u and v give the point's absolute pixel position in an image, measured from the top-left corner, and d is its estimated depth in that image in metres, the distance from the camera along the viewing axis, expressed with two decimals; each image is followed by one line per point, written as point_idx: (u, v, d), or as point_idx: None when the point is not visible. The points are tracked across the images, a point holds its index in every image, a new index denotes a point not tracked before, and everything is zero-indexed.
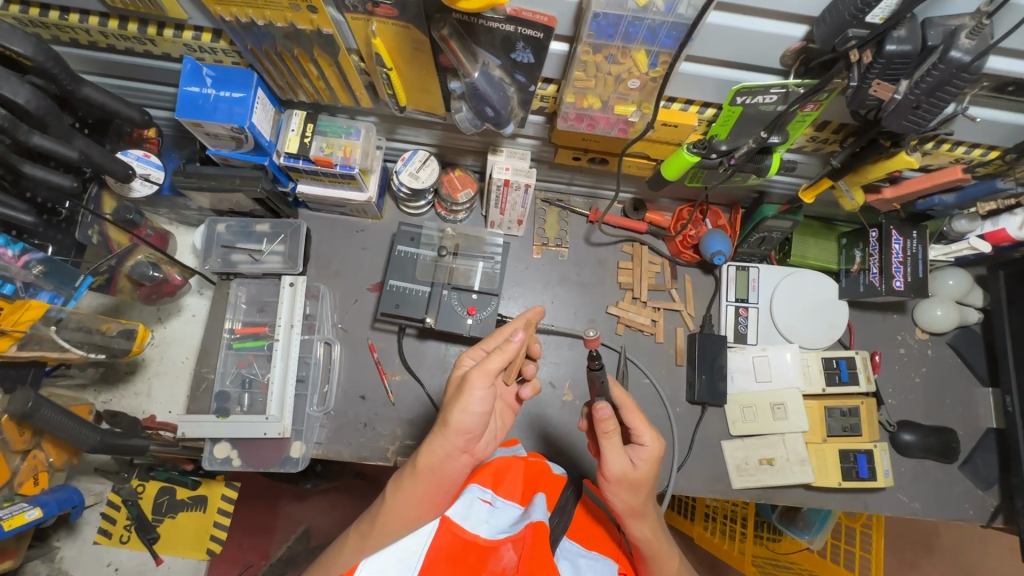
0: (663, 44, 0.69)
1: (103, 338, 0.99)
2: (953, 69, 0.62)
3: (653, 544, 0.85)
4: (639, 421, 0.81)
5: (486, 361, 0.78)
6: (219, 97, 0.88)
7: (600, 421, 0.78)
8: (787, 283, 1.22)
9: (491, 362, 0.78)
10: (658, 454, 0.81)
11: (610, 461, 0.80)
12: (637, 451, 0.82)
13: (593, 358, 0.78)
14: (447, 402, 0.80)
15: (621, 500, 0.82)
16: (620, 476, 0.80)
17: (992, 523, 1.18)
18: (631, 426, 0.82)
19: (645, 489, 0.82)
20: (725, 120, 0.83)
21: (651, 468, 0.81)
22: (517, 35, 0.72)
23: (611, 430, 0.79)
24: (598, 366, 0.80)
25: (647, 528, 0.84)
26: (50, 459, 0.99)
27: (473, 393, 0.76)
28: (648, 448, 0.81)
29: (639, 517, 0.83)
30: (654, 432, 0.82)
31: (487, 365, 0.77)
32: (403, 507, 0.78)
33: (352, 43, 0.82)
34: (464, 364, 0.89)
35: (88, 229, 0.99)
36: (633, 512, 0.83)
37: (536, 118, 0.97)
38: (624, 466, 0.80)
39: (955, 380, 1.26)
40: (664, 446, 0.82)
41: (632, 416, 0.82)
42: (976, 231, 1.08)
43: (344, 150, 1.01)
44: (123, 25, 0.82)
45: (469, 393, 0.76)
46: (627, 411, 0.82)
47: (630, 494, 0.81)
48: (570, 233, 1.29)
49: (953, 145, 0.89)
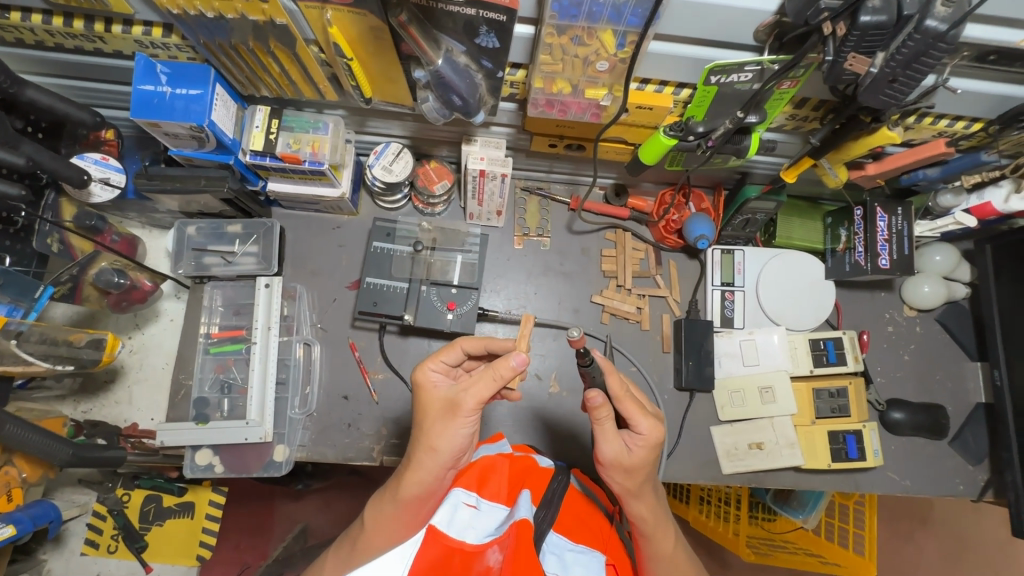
0: (630, 23, 0.66)
1: (71, 349, 0.96)
2: (929, 39, 0.60)
3: (649, 524, 0.86)
4: (635, 410, 0.79)
5: (477, 389, 0.77)
6: (175, 95, 0.84)
7: (594, 409, 0.77)
8: (772, 265, 1.21)
9: (480, 392, 0.77)
10: (655, 441, 0.80)
11: (605, 447, 0.79)
12: (633, 437, 0.80)
13: (581, 356, 0.72)
14: (432, 427, 0.79)
15: (617, 481, 0.82)
16: (614, 461, 0.80)
17: (982, 497, 1.18)
18: (627, 414, 0.80)
19: (642, 473, 0.81)
20: (701, 100, 0.80)
21: (648, 454, 0.80)
22: (479, 19, 0.69)
23: (605, 417, 0.78)
24: (587, 362, 0.75)
25: (644, 507, 0.84)
26: (24, 475, 0.98)
27: (464, 421, 0.78)
28: (644, 435, 0.80)
29: (637, 496, 0.84)
30: (651, 420, 0.80)
31: (474, 395, 0.77)
32: (391, 522, 0.83)
33: (309, 33, 0.78)
34: (432, 376, 0.82)
35: (47, 238, 0.97)
36: (630, 493, 0.83)
37: (507, 105, 0.94)
38: (619, 452, 0.79)
39: (943, 356, 1.25)
40: (661, 433, 0.81)
41: (628, 405, 0.79)
42: (960, 205, 1.07)
43: (312, 146, 0.98)
44: (68, 22, 0.78)
45: (457, 422, 0.78)
46: (623, 400, 0.79)
47: (627, 478, 0.81)
48: (551, 222, 1.26)
49: (936, 118, 0.86)
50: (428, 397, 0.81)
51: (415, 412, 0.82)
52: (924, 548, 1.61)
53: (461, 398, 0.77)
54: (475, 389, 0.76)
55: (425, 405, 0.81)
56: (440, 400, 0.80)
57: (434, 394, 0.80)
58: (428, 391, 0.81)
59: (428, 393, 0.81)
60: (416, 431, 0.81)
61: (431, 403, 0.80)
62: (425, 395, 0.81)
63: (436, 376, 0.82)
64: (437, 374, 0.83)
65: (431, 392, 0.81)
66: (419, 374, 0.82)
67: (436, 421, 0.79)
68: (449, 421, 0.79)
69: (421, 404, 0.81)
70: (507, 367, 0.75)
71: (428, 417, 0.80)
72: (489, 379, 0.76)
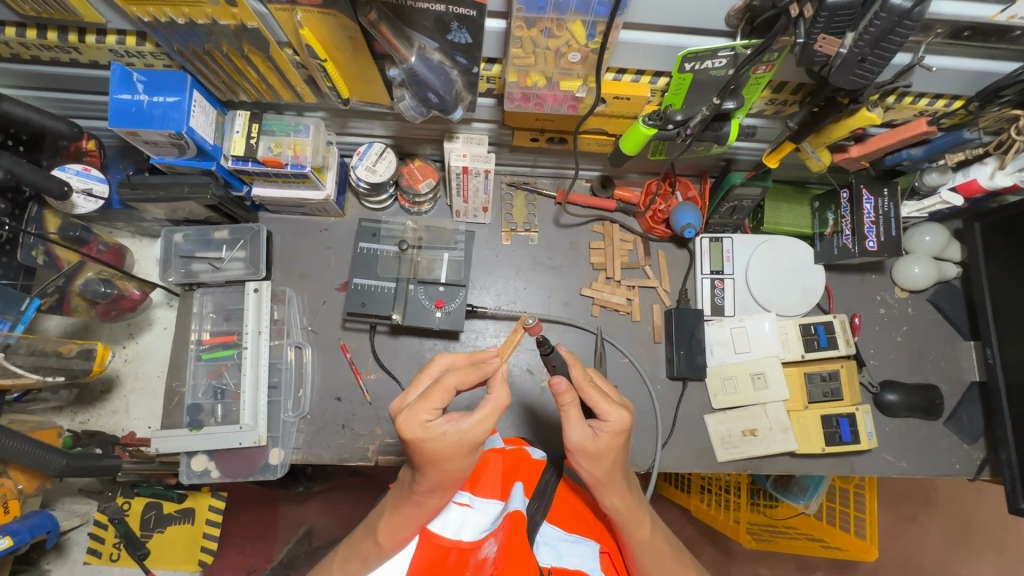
0: (598, 13, 0.66)
1: (61, 360, 0.97)
2: (895, 17, 0.60)
3: (624, 515, 0.83)
4: (599, 398, 0.78)
5: (487, 420, 0.73)
6: (152, 103, 0.84)
7: (558, 395, 0.77)
8: (761, 251, 1.20)
9: (493, 422, 0.74)
10: (622, 428, 0.78)
11: (571, 431, 0.78)
12: (600, 423, 0.79)
13: (540, 343, 0.80)
14: (452, 467, 0.74)
15: (586, 469, 0.81)
16: (580, 448, 0.79)
17: (979, 476, 1.18)
18: (592, 404, 0.79)
19: (609, 460, 0.79)
20: (677, 89, 0.80)
21: (614, 440, 0.79)
22: (450, 15, 0.69)
23: (569, 403, 0.77)
24: (548, 351, 0.81)
25: (617, 498, 0.83)
26: (20, 486, 1.00)
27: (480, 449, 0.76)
28: (611, 422, 0.78)
29: (607, 486, 0.82)
30: (618, 407, 0.79)
31: (486, 427, 0.73)
32: (398, 536, 0.81)
33: (281, 36, 0.78)
34: (430, 424, 0.72)
35: (31, 250, 0.97)
36: (600, 482, 0.81)
37: (486, 101, 0.94)
38: (584, 437, 0.78)
39: (936, 336, 1.25)
40: (627, 419, 0.79)
41: (593, 394, 0.79)
42: (947, 183, 1.07)
43: (293, 149, 0.98)
44: (42, 34, 0.78)
45: (475, 454, 0.75)
46: (587, 389, 0.79)
47: (594, 465, 0.80)
48: (538, 216, 1.26)
49: (915, 97, 0.86)
50: (439, 446, 0.72)
51: (424, 464, 0.74)
52: (928, 529, 1.59)
53: (474, 437, 0.73)
54: (486, 420, 0.73)
55: (439, 454, 0.72)
56: (455, 445, 0.72)
57: (447, 442, 0.72)
58: (437, 442, 0.72)
59: (437, 443, 0.72)
60: (426, 475, 0.75)
61: (444, 452, 0.72)
62: (434, 447, 0.72)
63: (437, 424, 0.72)
64: (435, 420, 0.73)
65: (442, 441, 0.72)
66: (419, 430, 0.71)
67: (454, 462, 0.74)
68: (468, 457, 0.74)
69: (431, 456, 0.72)
70: (505, 391, 0.75)
71: (444, 462, 0.73)
72: (495, 409, 0.74)
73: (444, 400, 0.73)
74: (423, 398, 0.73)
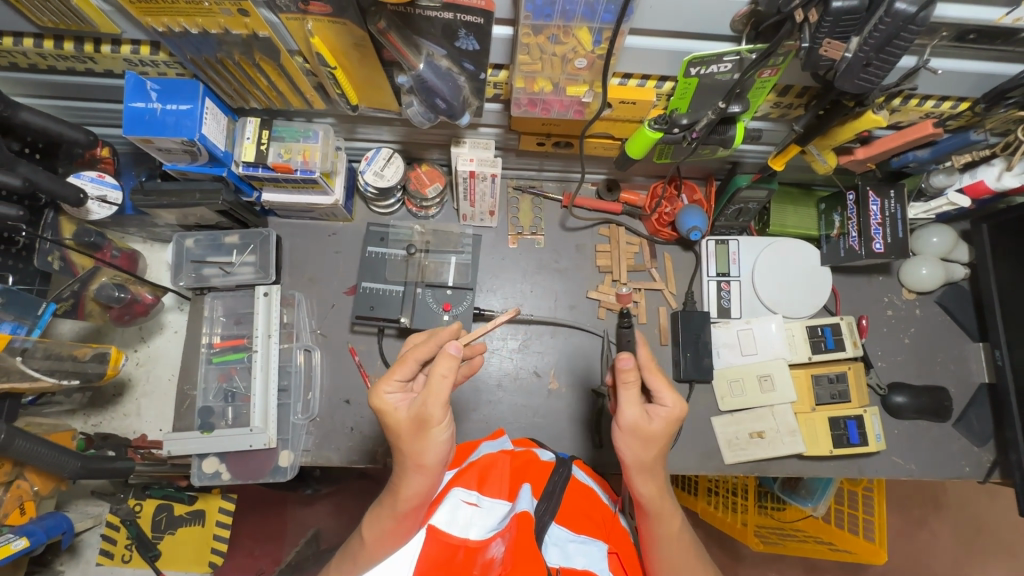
0: (604, 20, 0.67)
1: (75, 363, 0.99)
2: (899, 22, 0.60)
3: (656, 506, 0.83)
4: (662, 381, 0.79)
5: (430, 395, 0.73)
6: (166, 110, 0.86)
7: (622, 371, 0.78)
8: (767, 253, 1.21)
9: (437, 398, 0.73)
10: (677, 417, 0.79)
11: (625, 410, 0.79)
12: (656, 408, 0.80)
13: None
14: (410, 447, 0.76)
15: (630, 452, 0.80)
16: (633, 427, 0.79)
17: (990, 478, 1.17)
18: (653, 387, 0.80)
19: (657, 445, 0.80)
20: (683, 92, 0.81)
21: (667, 427, 0.79)
22: (458, 23, 0.70)
23: (631, 381, 0.79)
24: None
25: (653, 486, 0.82)
26: (35, 487, 1.00)
27: (438, 430, 0.75)
28: (668, 408, 0.79)
29: (647, 473, 0.82)
30: (676, 394, 0.80)
31: (431, 404, 0.73)
32: (382, 533, 0.82)
33: (292, 44, 0.79)
34: (386, 398, 0.77)
35: (48, 256, 1.00)
36: (641, 468, 0.81)
37: (493, 106, 0.94)
38: (638, 418, 0.79)
39: (944, 338, 1.25)
40: (685, 410, 0.80)
41: (656, 376, 0.80)
42: (954, 185, 1.05)
43: (303, 155, 0.99)
44: (59, 44, 0.80)
45: (429, 434, 0.75)
46: (653, 370, 0.80)
47: (641, 448, 0.80)
48: (544, 220, 1.27)
49: (921, 100, 0.86)
50: (393, 420, 0.76)
51: (391, 441, 0.78)
52: (938, 532, 1.58)
53: (422, 412, 0.74)
54: (430, 395, 0.73)
55: (394, 428, 0.76)
56: (406, 420, 0.75)
57: (399, 415, 0.76)
58: (391, 416, 0.76)
59: (390, 417, 0.76)
60: (398, 453, 0.78)
61: (398, 427, 0.75)
62: (389, 421, 0.76)
63: (391, 397, 0.77)
64: (392, 393, 0.78)
65: (394, 415, 0.76)
66: (376, 401, 0.77)
67: (412, 440, 0.76)
68: (423, 436, 0.75)
69: (390, 430, 0.76)
70: (450, 366, 0.74)
71: (401, 440, 0.76)
72: (443, 382, 0.74)
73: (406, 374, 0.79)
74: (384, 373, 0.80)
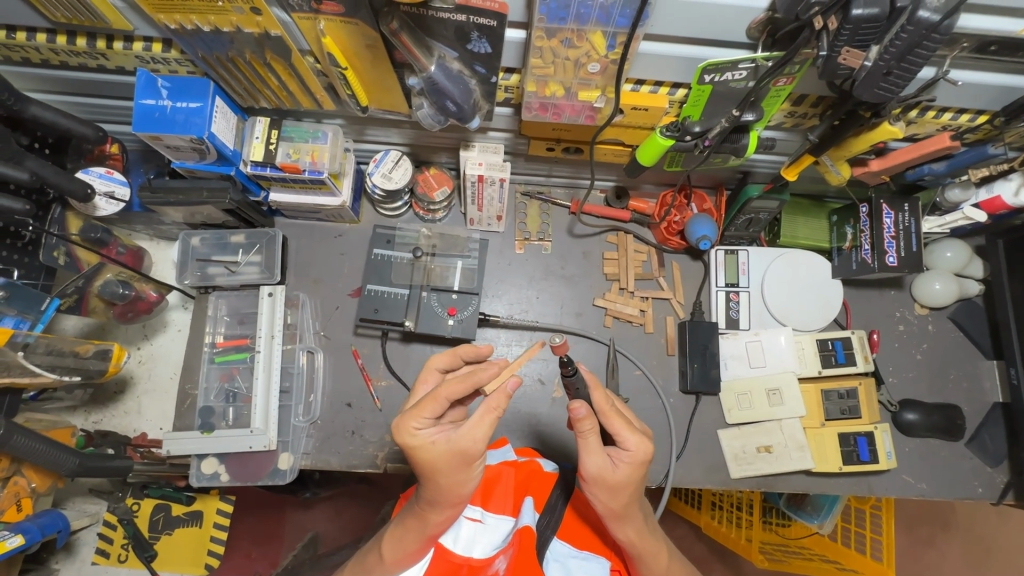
0: (619, 24, 0.66)
1: (78, 360, 0.98)
2: (922, 30, 0.59)
3: (638, 547, 0.79)
4: (621, 425, 0.74)
5: (476, 429, 0.70)
6: (176, 108, 0.86)
7: (577, 421, 0.72)
8: (778, 264, 1.19)
9: (486, 430, 0.70)
10: (642, 459, 0.74)
11: (587, 460, 0.73)
12: (619, 452, 0.74)
13: (564, 364, 0.73)
14: (448, 482, 0.71)
15: (600, 501, 0.75)
16: (597, 477, 0.73)
17: (1003, 500, 1.14)
18: (613, 431, 0.74)
19: (626, 493, 0.74)
20: (696, 100, 0.80)
21: (633, 472, 0.74)
22: (470, 25, 0.69)
23: (589, 430, 0.72)
24: (570, 373, 0.75)
25: (632, 530, 0.78)
26: (33, 484, 0.99)
27: (479, 464, 0.72)
28: (632, 451, 0.74)
29: (621, 519, 0.77)
30: (639, 435, 0.74)
31: (479, 437, 0.70)
32: (401, 554, 0.77)
33: (304, 44, 0.79)
34: (421, 435, 0.71)
35: (53, 251, 1.00)
36: (613, 514, 0.76)
37: (503, 110, 0.94)
38: (602, 466, 0.73)
39: (957, 355, 1.22)
40: (649, 450, 0.74)
41: (613, 420, 0.74)
42: (969, 200, 1.03)
43: (311, 155, 0.98)
44: (72, 40, 0.80)
45: (474, 467, 0.71)
46: (609, 415, 0.74)
47: (611, 497, 0.74)
48: (552, 226, 1.26)
49: (938, 112, 0.85)
50: (430, 456, 0.70)
51: (420, 476, 0.72)
52: (947, 554, 1.54)
53: (467, 447, 0.70)
54: (479, 429, 0.70)
55: (430, 466, 0.70)
56: (447, 455, 0.70)
57: (437, 451, 0.70)
58: (427, 451, 0.70)
59: (428, 453, 0.70)
60: (427, 488, 0.72)
61: (437, 462, 0.70)
62: (425, 457, 0.70)
63: (426, 433, 0.71)
64: (425, 428, 0.72)
65: (433, 451, 0.70)
66: (407, 439, 0.70)
67: (449, 475, 0.71)
68: (464, 471, 0.71)
69: (425, 466, 0.71)
70: (502, 399, 0.71)
71: (438, 475, 0.71)
72: (488, 416, 0.70)
73: (437, 410, 0.73)
74: (413, 407, 0.73)
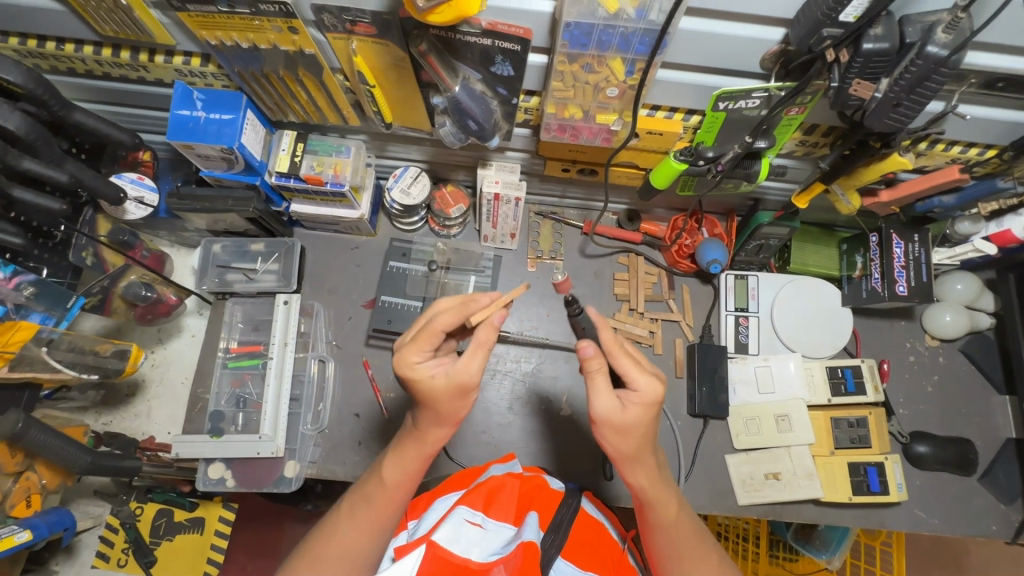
0: (638, 51, 0.69)
1: (97, 358, 1.00)
2: (931, 64, 0.61)
3: (650, 494, 0.78)
4: (631, 365, 0.73)
5: (468, 361, 0.71)
6: (209, 120, 0.89)
7: (585, 360, 0.73)
8: (788, 290, 1.20)
9: (481, 362, 0.71)
10: (653, 401, 0.73)
11: (596, 402, 0.73)
12: (628, 394, 0.74)
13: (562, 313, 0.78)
14: (446, 409, 0.74)
15: (611, 443, 0.75)
16: (607, 420, 0.73)
17: (1018, 539, 1.12)
18: (622, 371, 0.74)
19: (637, 434, 0.74)
20: (709, 127, 0.82)
21: (644, 414, 0.73)
22: (495, 49, 0.73)
23: (597, 369, 0.73)
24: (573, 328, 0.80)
25: (644, 474, 0.77)
26: (43, 481, 1.00)
27: (476, 394, 0.74)
28: (641, 392, 0.73)
29: (635, 462, 0.77)
30: (649, 376, 0.73)
31: (474, 369, 0.71)
32: (402, 477, 0.79)
33: (335, 62, 0.83)
34: (420, 368, 0.74)
35: (82, 251, 1.02)
36: (626, 458, 0.76)
37: (522, 131, 0.97)
38: (612, 409, 0.73)
39: (968, 388, 1.21)
40: (660, 392, 0.73)
41: (622, 359, 0.74)
42: (980, 232, 1.04)
43: (334, 168, 1.02)
44: (116, 53, 0.85)
45: (470, 398, 0.73)
46: (617, 354, 0.75)
47: (622, 439, 0.74)
48: (564, 246, 1.28)
49: (948, 145, 0.86)
50: (428, 388, 0.73)
51: (420, 404, 0.75)
52: None
53: (462, 378, 0.71)
54: (471, 362, 0.71)
55: (429, 396, 0.73)
56: (443, 386, 0.72)
57: (435, 384, 0.72)
58: (426, 384, 0.73)
59: (426, 385, 0.73)
60: (427, 413, 0.75)
61: (435, 394, 0.73)
62: (424, 389, 0.73)
63: (425, 367, 0.74)
64: (424, 362, 0.74)
65: (430, 384, 0.73)
66: (407, 371, 0.73)
67: (446, 404, 0.73)
68: (461, 400, 0.73)
69: (425, 397, 0.73)
70: (491, 333, 0.72)
71: (435, 403, 0.73)
72: (481, 350, 0.71)
73: (435, 344, 0.75)
74: (413, 342, 0.75)
